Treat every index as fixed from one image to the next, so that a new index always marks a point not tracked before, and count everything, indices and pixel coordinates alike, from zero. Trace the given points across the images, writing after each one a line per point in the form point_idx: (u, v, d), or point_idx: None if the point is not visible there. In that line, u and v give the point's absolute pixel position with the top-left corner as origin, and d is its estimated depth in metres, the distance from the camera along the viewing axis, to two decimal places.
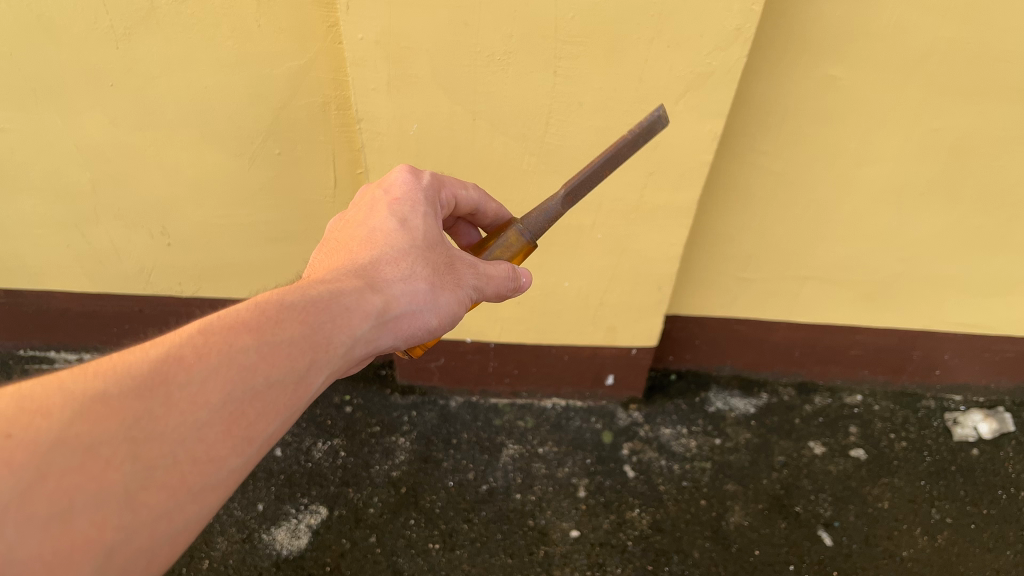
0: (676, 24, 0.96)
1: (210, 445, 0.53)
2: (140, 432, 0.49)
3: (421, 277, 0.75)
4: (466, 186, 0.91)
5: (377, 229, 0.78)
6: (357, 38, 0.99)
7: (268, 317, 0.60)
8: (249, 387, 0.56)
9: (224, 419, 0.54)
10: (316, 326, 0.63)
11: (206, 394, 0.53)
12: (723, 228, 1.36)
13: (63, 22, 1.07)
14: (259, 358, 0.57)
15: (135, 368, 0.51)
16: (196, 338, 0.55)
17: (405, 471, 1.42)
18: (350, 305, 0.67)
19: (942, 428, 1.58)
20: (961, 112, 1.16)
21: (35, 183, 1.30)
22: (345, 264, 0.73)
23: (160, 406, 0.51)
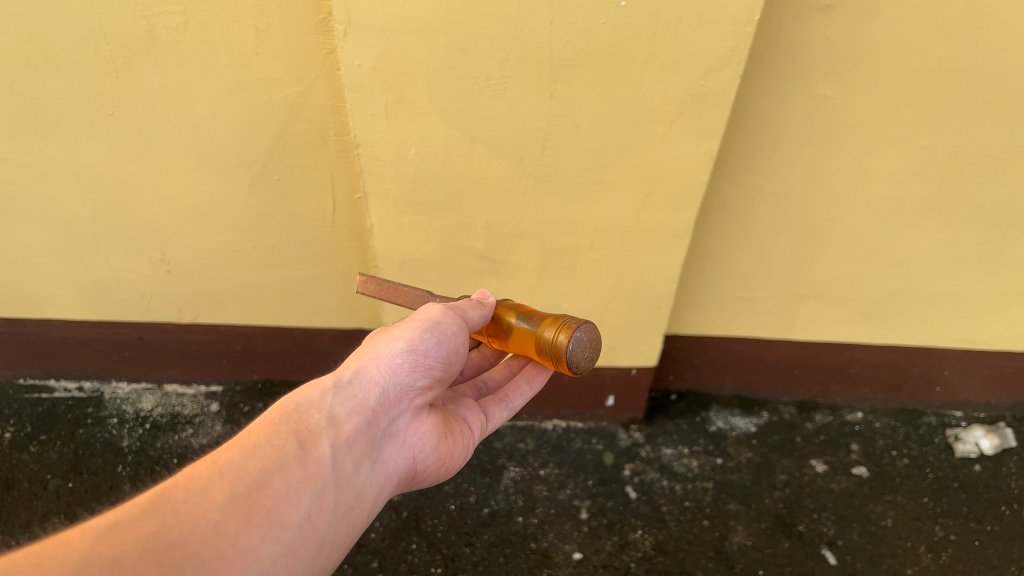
0: (669, 46, 0.97)
1: (234, 535, 0.61)
2: (160, 542, 0.57)
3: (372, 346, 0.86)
4: None
5: None
6: (354, 65, 1.00)
7: (242, 437, 0.72)
8: (246, 481, 0.66)
9: (234, 513, 0.63)
10: (284, 420, 0.75)
11: (208, 498, 0.63)
12: (719, 248, 1.37)
13: (63, 52, 1.09)
14: (244, 459, 0.68)
15: (137, 502, 0.61)
16: (183, 471, 0.66)
17: (406, 496, 1.42)
18: (314, 395, 0.79)
19: (943, 444, 1.58)
20: (954, 130, 1.17)
21: (35, 211, 1.31)
22: None
23: (173, 517, 0.60)
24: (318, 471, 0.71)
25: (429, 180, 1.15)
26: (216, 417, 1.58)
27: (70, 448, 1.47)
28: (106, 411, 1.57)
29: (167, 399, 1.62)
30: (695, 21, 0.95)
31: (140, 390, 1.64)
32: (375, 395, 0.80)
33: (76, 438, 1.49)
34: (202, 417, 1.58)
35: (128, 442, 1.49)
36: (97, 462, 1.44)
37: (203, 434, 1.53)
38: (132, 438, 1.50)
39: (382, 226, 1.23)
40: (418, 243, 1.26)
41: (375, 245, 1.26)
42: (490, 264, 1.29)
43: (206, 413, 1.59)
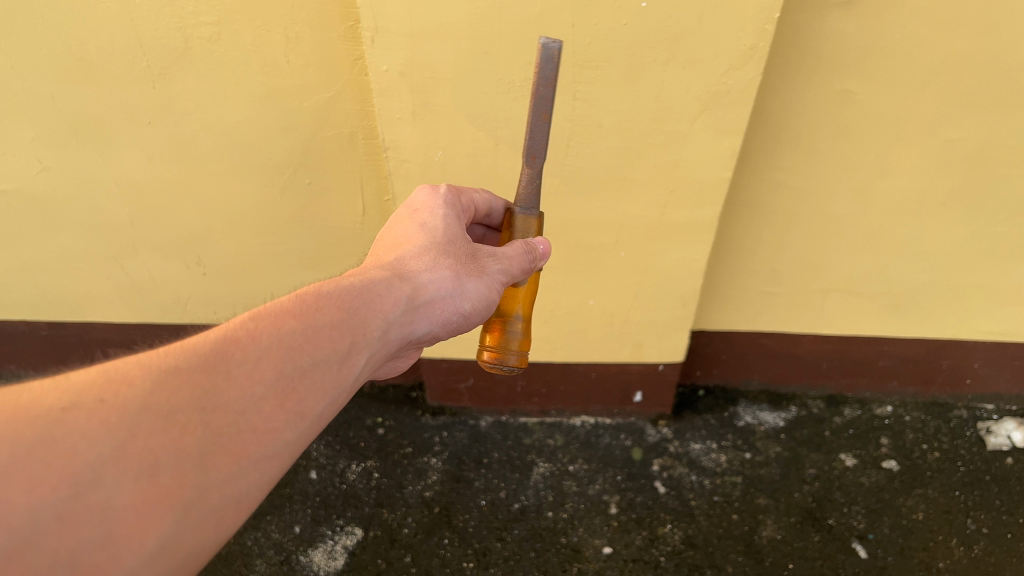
0: (691, 46, 0.98)
1: (270, 413, 0.59)
2: (207, 403, 0.55)
3: (444, 266, 0.82)
4: (480, 192, 0.98)
5: (402, 235, 0.86)
6: (381, 70, 1.02)
7: (309, 304, 0.68)
8: (298, 363, 0.63)
9: (280, 394, 0.60)
10: (350, 308, 0.70)
11: (260, 370, 0.60)
12: (745, 243, 1.38)
13: (102, 63, 1.12)
14: (305, 338, 0.64)
15: (197, 350, 0.58)
16: (249, 324, 0.63)
17: (438, 491, 1.44)
18: (382, 291, 0.75)
19: (975, 438, 1.57)
20: (980, 122, 1.17)
21: (76, 218, 1.35)
22: (377, 262, 0.81)
23: (225, 380, 0.57)
24: (352, 378, 0.68)
25: (455, 181, 1.17)
26: None
27: None
28: None
29: None
30: (716, 20, 0.96)
31: None
32: (424, 324, 0.79)
33: None
34: None
35: None
36: None
37: None
38: None
39: None
40: None
41: None
42: None
43: None
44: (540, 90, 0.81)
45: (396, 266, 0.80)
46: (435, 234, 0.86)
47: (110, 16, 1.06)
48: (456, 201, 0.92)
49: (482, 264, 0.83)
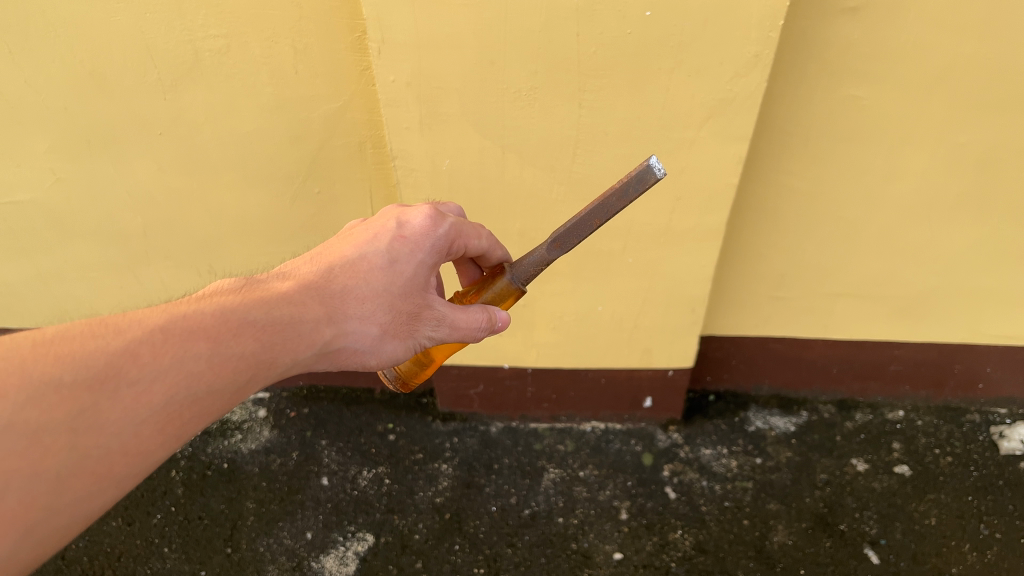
0: (696, 54, 0.99)
1: (144, 439, 0.60)
2: (81, 425, 0.56)
3: (377, 320, 0.79)
4: (479, 235, 0.88)
5: (365, 258, 0.79)
6: (389, 80, 1.04)
7: (226, 329, 0.66)
8: (192, 392, 0.63)
9: (162, 420, 0.61)
10: (266, 344, 0.69)
11: (150, 394, 0.60)
12: (754, 249, 1.38)
13: (115, 76, 1.14)
14: (208, 367, 0.64)
15: (91, 361, 0.58)
16: (156, 337, 0.62)
17: (448, 497, 1.45)
18: (304, 331, 0.72)
19: (988, 442, 1.56)
20: (987, 126, 1.17)
21: (91, 228, 1.37)
22: (320, 280, 0.77)
23: (107, 400, 0.58)
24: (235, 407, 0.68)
25: (464, 189, 1.18)
26: (263, 422, 1.62)
27: None
28: None
29: None
30: (721, 28, 0.96)
31: None
32: (328, 364, 0.78)
33: None
34: (250, 422, 1.62)
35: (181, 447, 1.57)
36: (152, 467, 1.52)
37: (251, 439, 1.58)
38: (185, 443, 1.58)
39: None
40: None
41: None
42: None
43: (254, 419, 1.63)
44: (607, 196, 0.78)
45: (334, 296, 0.76)
46: (395, 280, 0.80)
47: (122, 29, 1.08)
48: (443, 241, 0.84)
49: (414, 327, 0.82)
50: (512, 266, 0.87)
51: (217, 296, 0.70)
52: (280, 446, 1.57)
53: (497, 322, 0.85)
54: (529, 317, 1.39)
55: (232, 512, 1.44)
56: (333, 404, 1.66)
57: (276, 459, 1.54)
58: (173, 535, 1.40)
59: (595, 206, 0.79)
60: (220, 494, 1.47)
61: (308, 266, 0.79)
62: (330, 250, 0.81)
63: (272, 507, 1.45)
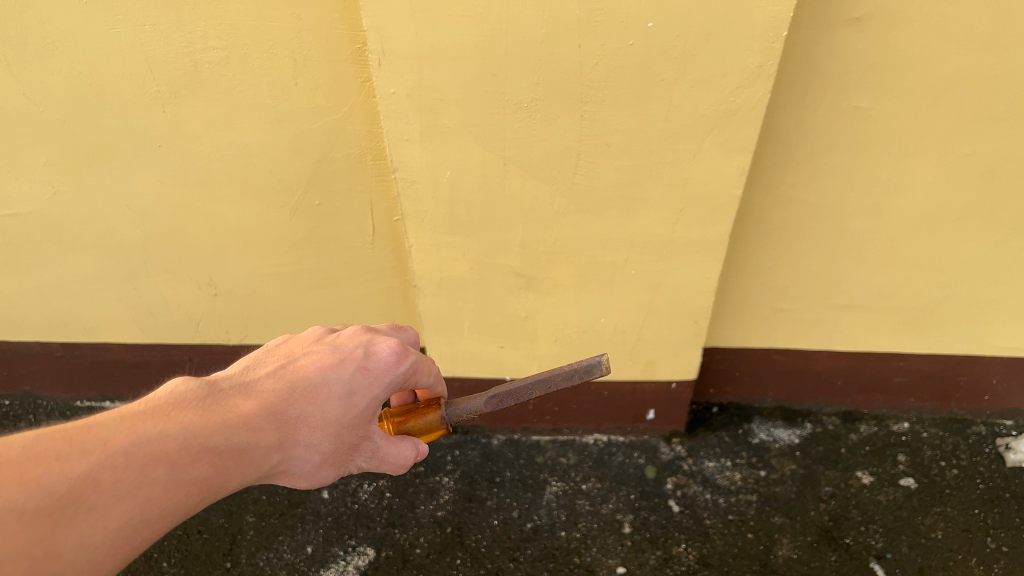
0: (699, 65, 0.98)
1: (95, 564, 0.60)
2: (39, 552, 0.56)
3: (321, 449, 0.80)
4: (430, 372, 0.92)
5: (327, 384, 0.80)
6: (390, 92, 1.03)
7: (186, 455, 0.67)
8: (146, 518, 0.64)
9: (114, 545, 0.62)
10: (219, 474, 0.69)
11: (107, 520, 0.61)
12: (758, 260, 1.37)
13: (114, 88, 1.13)
14: (163, 493, 0.65)
15: (54, 487, 0.58)
16: (119, 461, 0.62)
17: (450, 511, 1.43)
18: (255, 459, 0.73)
19: (994, 454, 1.54)
20: (991, 137, 1.16)
21: (91, 241, 1.36)
22: (280, 404, 0.77)
23: (65, 528, 0.58)
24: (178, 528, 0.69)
25: (466, 201, 1.17)
26: None
27: None
28: None
29: None
30: (723, 38, 0.96)
31: None
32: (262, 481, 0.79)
33: None
34: None
35: None
36: None
37: None
38: None
39: (420, 247, 1.25)
40: (456, 262, 1.27)
41: (414, 266, 1.28)
42: (527, 282, 1.30)
43: None
44: (556, 376, 0.88)
45: (289, 421, 0.77)
46: (349, 412, 0.81)
47: (121, 41, 1.07)
48: (401, 376, 0.85)
49: (349, 456, 0.84)
50: (448, 403, 0.95)
51: (183, 413, 0.69)
52: None
53: (419, 453, 0.92)
54: (531, 328, 1.38)
55: (231, 526, 1.43)
56: None
57: None
58: (172, 549, 1.39)
59: (540, 380, 0.89)
60: (220, 508, 1.46)
61: (269, 380, 0.79)
62: (296, 367, 0.81)
63: (272, 521, 1.43)
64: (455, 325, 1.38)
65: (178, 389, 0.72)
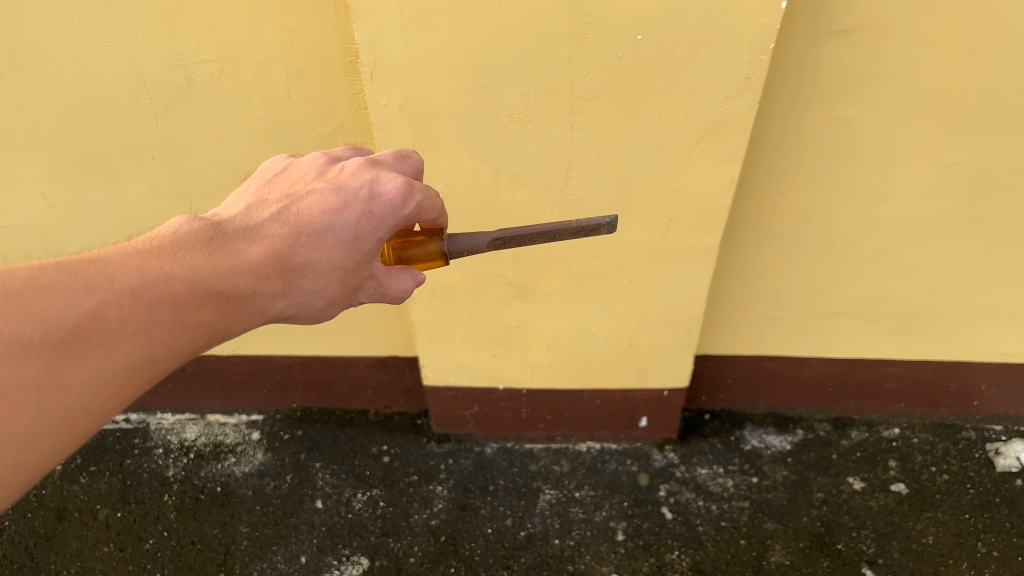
0: (687, 76, 1.00)
1: (106, 400, 0.61)
2: (48, 386, 0.57)
3: (324, 294, 0.78)
4: (435, 211, 0.86)
5: (332, 227, 0.75)
6: (381, 104, 1.04)
7: (188, 297, 0.66)
8: (153, 356, 0.64)
9: (121, 381, 0.62)
10: (221, 317, 0.69)
11: (115, 356, 0.61)
12: (748, 268, 1.38)
13: (106, 101, 1.14)
14: (169, 333, 0.65)
15: (61, 320, 0.58)
16: (125, 300, 0.62)
17: (443, 520, 1.44)
18: (259, 304, 0.72)
19: (984, 459, 1.56)
20: (977, 146, 1.18)
21: (83, 252, 1.37)
22: (283, 246, 0.73)
23: (73, 361, 0.58)
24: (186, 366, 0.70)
25: (457, 212, 1.18)
26: (257, 445, 1.61)
27: (118, 478, 1.54)
28: (152, 441, 1.63)
29: (209, 429, 1.66)
30: (711, 51, 0.97)
31: (184, 420, 1.68)
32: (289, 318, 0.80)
33: (125, 468, 1.56)
34: (244, 445, 1.61)
35: (173, 471, 1.55)
36: (144, 492, 1.51)
37: (245, 463, 1.57)
38: (176, 467, 1.56)
39: None
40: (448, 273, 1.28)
41: None
42: (519, 291, 1.30)
43: (247, 441, 1.62)
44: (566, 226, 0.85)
45: (293, 267, 0.74)
46: (354, 257, 0.77)
47: (114, 54, 1.08)
48: (407, 218, 0.80)
49: (352, 297, 0.82)
50: (451, 236, 0.88)
51: (185, 254, 0.67)
52: (274, 469, 1.56)
53: (418, 285, 0.88)
54: (524, 338, 1.39)
55: (225, 536, 1.43)
56: (327, 426, 1.65)
57: (269, 482, 1.53)
58: (165, 560, 1.39)
59: (546, 231, 0.86)
60: (213, 518, 1.46)
61: (273, 224, 0.75)
62: (300, 206, 0.76)
63: (266, 531, 1.43)
64: (448, 334, 1.39)
65: (181, 230, 0.70)
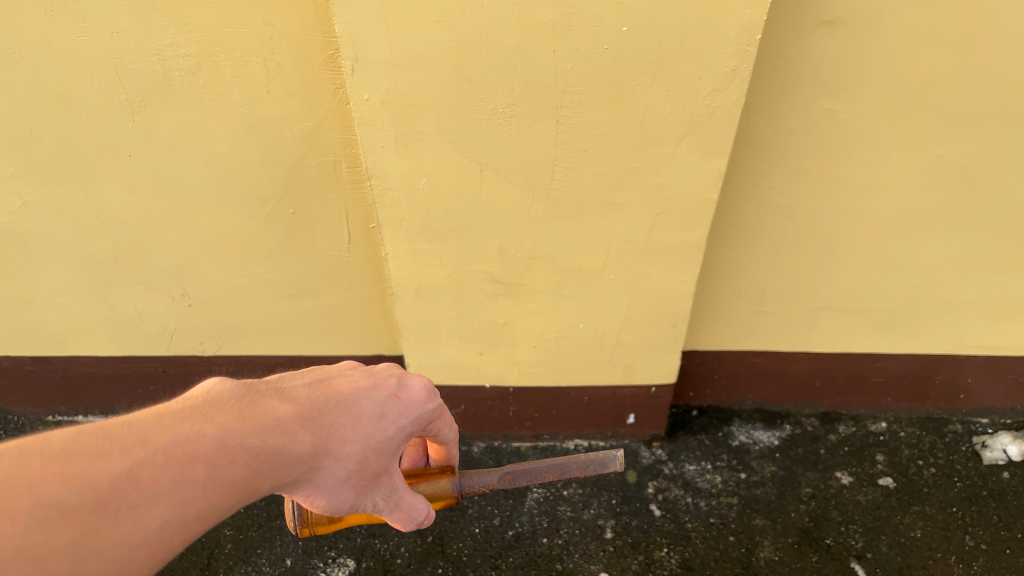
0: (673, 69, 0.99)
1: (129, 571, 0.53)
2: (79, 552, 0.50)
3: (352, 473, 0.70)
4: (450, 425, 0.86)
5: (360, 404, 0.72)
6: (363, 99, 1.02)
7: (220, 455, 0.59)
8: (184, 520, 0.56)
9: (150, 549, 0.54)
10: (252, 481, 0.60)
11: (146, 519, 0.54)
12: (735, 263, 1.37)
13: (80, 98, 1.12)
14: (202, 494, 0.57)
15: (95, 481, 0.52)
16: (159, 459, 0.55)
17: (430, 520, 1.43)
18: (290, 469, 0.64)
19: (970, 453, 1.56)
20: (963, 139, 1.18)
21: (60, 252, 1.34)
22: (315, 413, 0.68)
23: (101, 527, 0.51)
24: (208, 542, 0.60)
25: (441, 208, 1.16)
26: None
27: None
28: None
29: None
30: (697, 42, 0.96)
31: None
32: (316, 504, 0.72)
33: None
34: None
35: None
36: None
37: None
38: None
39: (396, 254, 1.24)
40: (433, 270, 1.26)
41: (391, 274, 1.27)
42: (505, 288, 1.29)
43: None
44: (580, 463, 0.88)
45: (326, 435, 0.68)
46: (382, 437, 0.73)
47: (88, 50, 1.06)
48: (429, 415, 0.80)
49: (375, 490, 0.74)
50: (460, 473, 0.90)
51: (219, 413, 0.61)
52: None
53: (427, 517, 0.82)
54: (510, 335, 1.38)
55: (209, 539, 1.41)
56: None
57: None
58: None
59: (555, 463, 0.89)
60: None
61: (304, 393, 0.70)
62: (330, 382, 0.73)
63: (250, 533, 1.41)
64: (434, 332, 1.37)
65: (214, 389, 0.64)
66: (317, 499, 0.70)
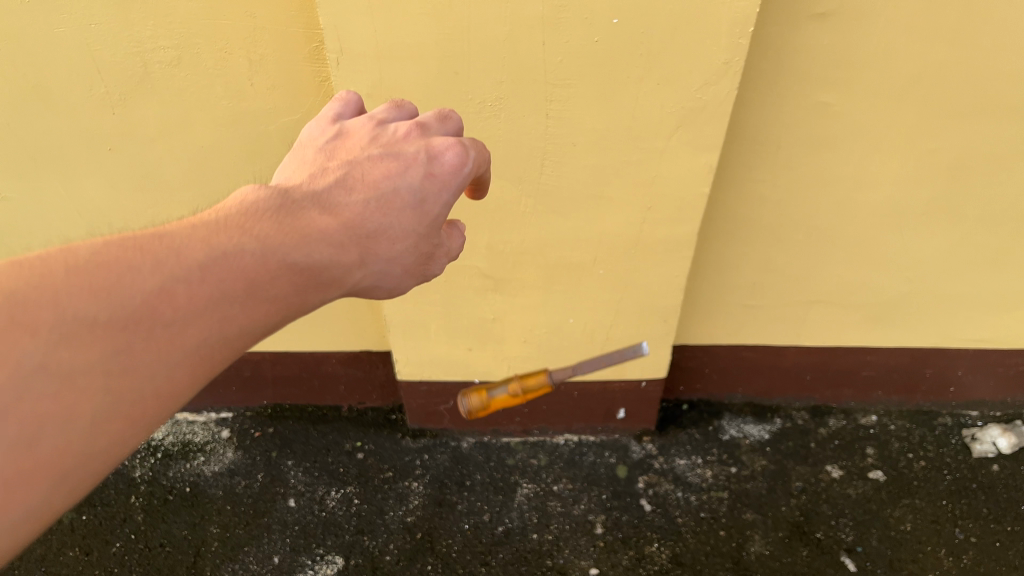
0: (664, 62, 0.98)
1: (175, 384, 0.54)
2: (115, 368, 0.50)
3: (395, 261, 0.71)
4: (486, 158, 0.78)
5: (396, 193, 0.70)
6: (349, 92, 1.01)
7: (256, 271, 0.58)
8: (224, 334, 0.56)
9: (192, 361, 0.55)
10: (293, 296, 0.61)
11: (185, 334, 0.53)
12: (725, 257, 1.37)
13: (58, 90, 1.09)
14: (239, 308, 0.57)
15: (126, 298, 0.51)
16: (193, 275, 0.54)
17: (420, 516, 1.42)
18: (331, 279, 0.64)
19: (960, 445, 1.57)
20: (955, 132, 1.17)
21: (40, 247, 1.32)
22: (350, 220, 0.67)
23: (142, 338, 0.51)
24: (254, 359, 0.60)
25: None
26: (227, 444, 1.57)
27: None
28: None
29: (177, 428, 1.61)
30: (689, 35, 0.95)
31: None
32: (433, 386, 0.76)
33: None
34: (213, 443, 1.57)
35: (140, 472, 1.51)
36: (109, 494, 1.47)
37: (214, 462, 1.53)
38: (143, 468, 1.52)
39: None
40: None
41: None
42: (494, 283, 1.28)
43: (217, 440, 1.58)
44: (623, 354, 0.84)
45: (364, 236, 0.67)
46: (419, 218, 0.71)
47: (65, 42, 1.04)
48: (468, 177, 0.75)
49: (420, 261, 0.74)
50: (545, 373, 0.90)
51: (252, 225, 0.60)
52: (244, 468, 1.52)
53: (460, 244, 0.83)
54: (499, 331, 1.37)
55: (195, 538, 1.39)
56: (299, 423, 1.62)
57: (240, 481, 1.49)
58: (133, 564, 1.35)
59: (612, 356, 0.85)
60: (182, 520, 1.42)
61: (340, 190, 0.69)
62: (360, 173, 0.71)
63: (237, 531, 1.40)
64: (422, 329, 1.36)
65: (247, 199, 0.63)
66: (374, 296, 0.73)
